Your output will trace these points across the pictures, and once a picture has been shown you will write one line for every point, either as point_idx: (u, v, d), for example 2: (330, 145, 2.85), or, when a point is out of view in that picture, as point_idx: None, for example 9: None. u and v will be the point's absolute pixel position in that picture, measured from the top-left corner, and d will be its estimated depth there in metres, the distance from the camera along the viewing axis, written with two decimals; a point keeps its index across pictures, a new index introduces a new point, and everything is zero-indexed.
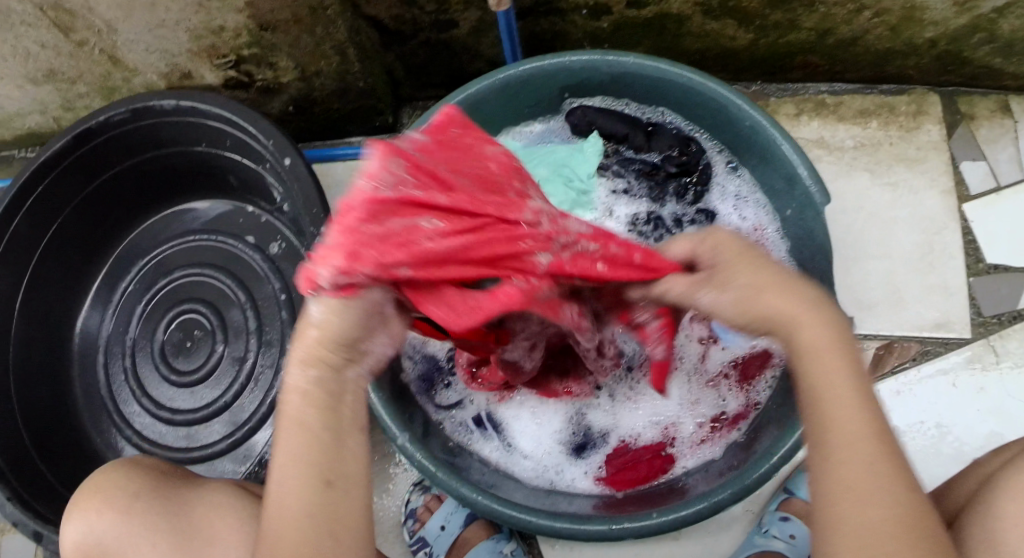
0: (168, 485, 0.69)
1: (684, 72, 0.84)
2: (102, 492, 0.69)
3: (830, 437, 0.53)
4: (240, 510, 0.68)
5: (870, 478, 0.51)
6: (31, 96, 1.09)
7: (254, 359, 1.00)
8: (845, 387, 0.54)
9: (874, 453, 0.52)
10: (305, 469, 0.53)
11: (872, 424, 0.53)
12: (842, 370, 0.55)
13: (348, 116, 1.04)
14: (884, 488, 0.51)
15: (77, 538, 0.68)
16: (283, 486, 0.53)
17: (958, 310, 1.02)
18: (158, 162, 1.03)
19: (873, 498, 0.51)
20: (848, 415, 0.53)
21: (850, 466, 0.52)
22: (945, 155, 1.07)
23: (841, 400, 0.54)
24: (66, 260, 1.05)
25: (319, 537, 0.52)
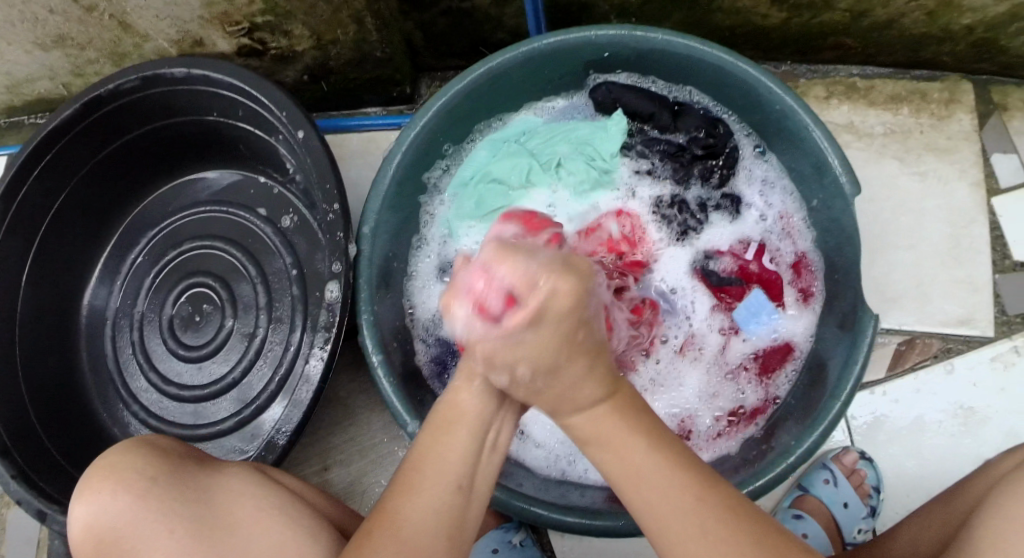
0: (186, 471, 0.66)
1: (716, 52, 0.81)
2: (119, 474, 0.64)
3: (639, 497, 0.53)
4: (264, 497, 0.66)
5: (718, 523, 0.52)
6: (40, 61, 1.07)
7: (263, 335, 0.97)
8: (637, 450, 0.53)
9: (693, 512, 0.52)
10: (443, 473, 0.55)
11: (683, 478, 0.53)
12: (620, 421, 0.54)
13: (365, 85, 1.01)
14: (690, 535, 0.52)
15: (86, 519, 0.63)
16: (405, 486, 0.55)
17: (983, 306, 0.99)
18: (169, 131, 1.01)
19: (689, 518, 0.52)
20: (644, 470, 0.53)
21: (671, 519, 0.52)
22: (976, 146, 1.03)
23: (635, 462, 0.53)
24: (74, 230, 1.03)
25: (436, 536, 0.54)
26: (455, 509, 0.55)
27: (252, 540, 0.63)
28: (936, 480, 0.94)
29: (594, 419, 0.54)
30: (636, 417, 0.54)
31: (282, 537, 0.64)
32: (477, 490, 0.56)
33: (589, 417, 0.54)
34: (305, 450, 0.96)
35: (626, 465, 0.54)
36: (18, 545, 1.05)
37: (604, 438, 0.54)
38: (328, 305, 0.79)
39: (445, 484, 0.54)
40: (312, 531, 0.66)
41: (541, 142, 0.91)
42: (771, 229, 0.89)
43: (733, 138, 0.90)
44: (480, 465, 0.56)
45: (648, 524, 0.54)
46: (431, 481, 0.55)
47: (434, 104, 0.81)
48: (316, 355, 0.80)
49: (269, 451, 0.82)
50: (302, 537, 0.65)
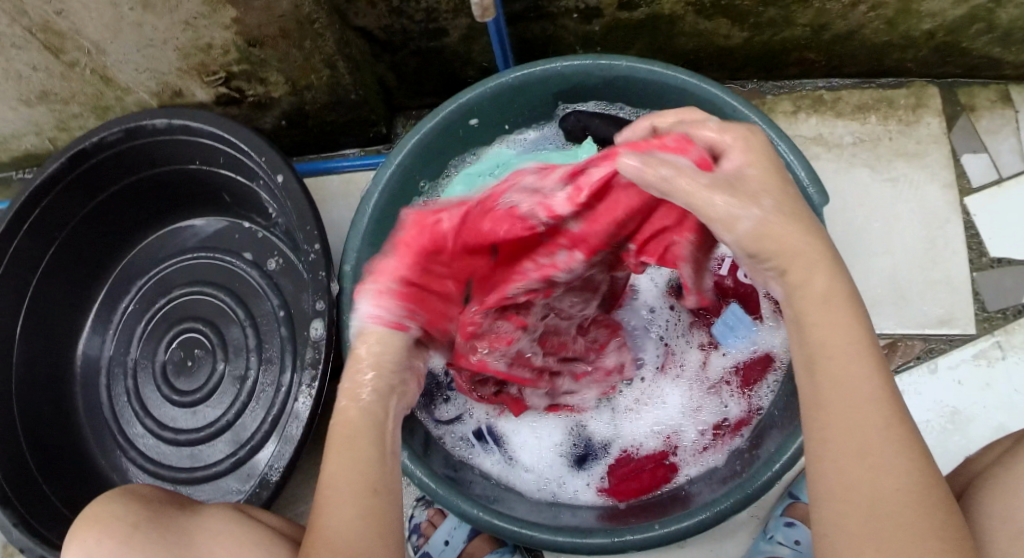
0: (165, 516, 0.67)
1: (679, 75, 0.83)
2: (101, 524, 0.66)
3: (837, 404, 0.51)
4: (240, 537, 0.68)
5: (895, 461, 0.50)
6: (26, 117, 1.09)
7: (255, 377, 0.99)
8: (853, 351, 0.51)
9: (876, 442, 0.50)
10: (352, 477, 0.56)
11: (887, 409, 0.51)
12: (855, 326, 0.52)
13: (341, 128, 1.04)
14: (862, 462, 0.50)
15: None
16: (323, 501, 0.55)
17: (962, 305, 1.01)
18: (154, 181, 1.03)
19: (881, 474, 0.49)
20: (850, 388, 0.51)
21: (854, 435, 0.50)
22: (946, 147, 1.05)
23: (846, 381, 0.51)
24: (66, 281, 1.05)
25: (365, 539, 0.53)
26: (376, 510, 0.55)
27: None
28: None
29: (826, 286, 0.53)
30: (863, 360, 0.52)
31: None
32: (393, 491, 0.57)
33: (820, 285, 0.53)
34: (301, 486, 0.97)
35: (831, 368, 0.52)
36: None
37: (815, 325, 0.53)
38: (313, 342, 0.82)
39: (355, 484, 0.55)
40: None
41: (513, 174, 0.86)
42: None
43: None
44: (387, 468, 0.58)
45: (823, 474, 0.51)
46: (348, 488, 0.55)
47: (408, 141, 0.84)
48: (304, 394, 0.82)
49: (262, 488, 0.84)
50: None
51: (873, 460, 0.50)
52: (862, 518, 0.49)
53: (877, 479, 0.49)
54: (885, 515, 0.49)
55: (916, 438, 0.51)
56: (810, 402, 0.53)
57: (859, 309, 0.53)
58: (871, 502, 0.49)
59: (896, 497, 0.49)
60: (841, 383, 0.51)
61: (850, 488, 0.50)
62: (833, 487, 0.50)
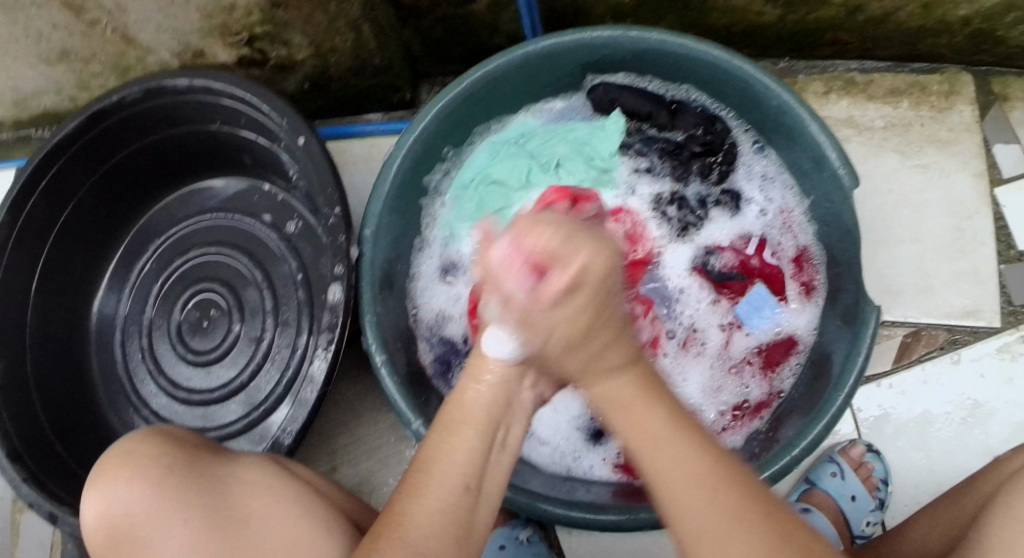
0: (199, 461, 0.66)
1: (711, 49, 0.81)
2: (133, 464, 0.64)
3: (661, 476, 0.58)
4: (273, 486, 0.67)
5: (760, 535, 0.55)
6: (45, 76, 1.08)
7: (270, 339, 0.98)
8: (659, 430, 0.59)
9: (722, 531, 0.55)
10: (452, 474, 0.59)
11: (714, 481, 0.57)
12: (654, 413, 0.60)
13: (365, 92, 1.02)
14: (728, 530, 0.55)
15: (102, 510, 0.64)
16: (413, 488, 0.59)
17: (988, 298, 0.99)
18: (173, 141, 1.02)
19: (726, 550, 0.55)
20: (679, 465, 0.58)
21: (689, 512, 0.56)
22: (977, 137, 1.03)
23: (665, 459, 0.58)
24: (82, 241, 1.04)
25: (445, 533, 0.57)
26: (462, 511, 0.58)
27: (265, 529, 0.64)
28: (944, 473, 0.94)
29: (620, 389, 0.61)
30: (663, 437, 0.59)
31: (292, 525, 0.65)
32: (482, 493, 0.60)
33: (605, 387, 0.62)
34: (312, 453, 0.97)
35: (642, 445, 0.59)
36: (32, 551, 1.06)
37: (621, 411, 0.61)
38: (331, 306, 0.81)
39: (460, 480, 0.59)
40: (324, 519, 0.67)
41: (541, 143, 0.91)
42: (771, 224, 0.89)
43: (731, 135, 0.90)
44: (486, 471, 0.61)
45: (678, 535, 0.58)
46: (441, 482, 0.58)
47: (434, 106, 0.82)
48: (321, 355, 0.81)
49: (276, 450, 0.83)
50: (312, 525, 0.66)
51: (724, 531, 0.56)
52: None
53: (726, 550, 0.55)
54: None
55: (766, 502, 0.58)
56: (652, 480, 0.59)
57: (652, 392, 0.62)
58: None
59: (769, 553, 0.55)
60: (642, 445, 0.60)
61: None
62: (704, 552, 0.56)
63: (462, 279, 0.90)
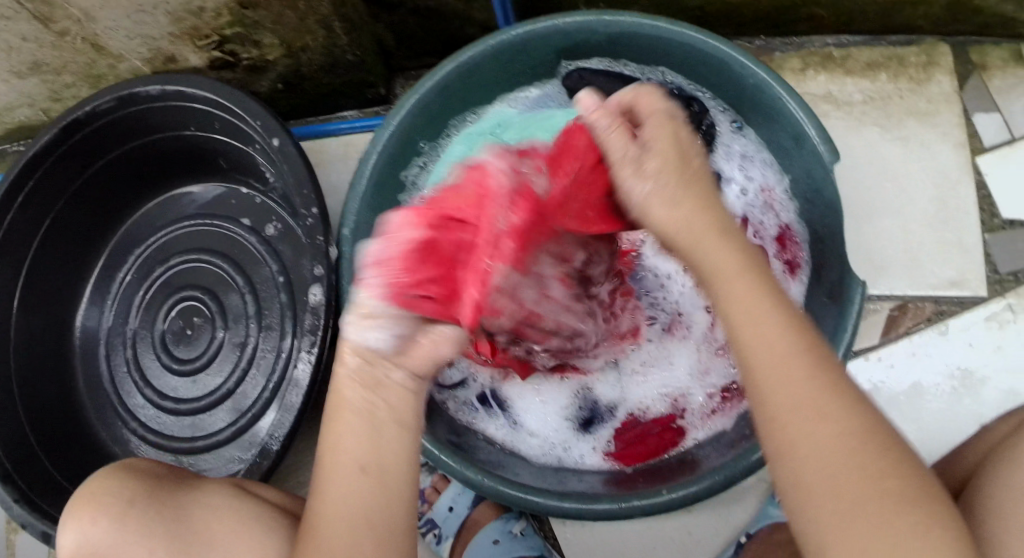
0: (164, 488, 0.66)
1: (685, 29, 0.80)
2: (95, 501, 0.65)
3: (761, 366, 0.53)
4: (238, 511, 0.67)
5: (855, 429, 0.49)
6: (17, 89, 1.07)
7: (255, 343, 0.98)
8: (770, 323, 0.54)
9: (821, 403, 0.50)
10: (354, 447, 0.55)
11: (820, 381, 0.51)
12: (767, 306, 0.54)
13: (340, 89, 1.01)
14: (814, 420, 0.50)
15: (72, 547, 0.65)
16: (331, 468, 0.55)
17: (974, 267, 0.99)
18: (148, 148, 1.01)
19: (823, 434, 0.49)
20: (780, 353, 0.52)
21: (778, 402, 0.51)
22: (957, 107, 1.03)
23: (769, 349, 0.53)
24: (63, 254, 1.03)
25: (369, 512, 0.54)
26: (382, 481, 0.55)
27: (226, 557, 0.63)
28: (937, 444, 0.94)
29: (741, 288, 0.55)
30: (783, 322, 0.54)
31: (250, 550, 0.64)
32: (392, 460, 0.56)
33: (724, 261, 0.57)
34: (304, 457, 0.96)
35: (750, 343, 0.53)
36: None
37: (730, 293, 0.56)
38: (313, 308, 0.80)
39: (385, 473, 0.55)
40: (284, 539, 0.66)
41: (515, 131, 0.88)
42: (752, 203, 0.89)
43: (709, 115, 0.89)
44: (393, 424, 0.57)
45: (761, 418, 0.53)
46: (346, 456, 0.55)
47: (407, 102, 0.81)
48: (304, 359, 0.80)
49: (263, 457, 0.83)
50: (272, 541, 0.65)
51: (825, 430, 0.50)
52: (832, 472, 0.49)
53: (818, 428, 0.50)
54: (854, 474, 0.48)
55: (860, 393, 0.52)
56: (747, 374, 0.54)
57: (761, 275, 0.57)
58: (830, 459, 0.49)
59: (859, 446, 0.49)
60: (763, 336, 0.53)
61: (795, 440, 0.50)
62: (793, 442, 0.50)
63: None
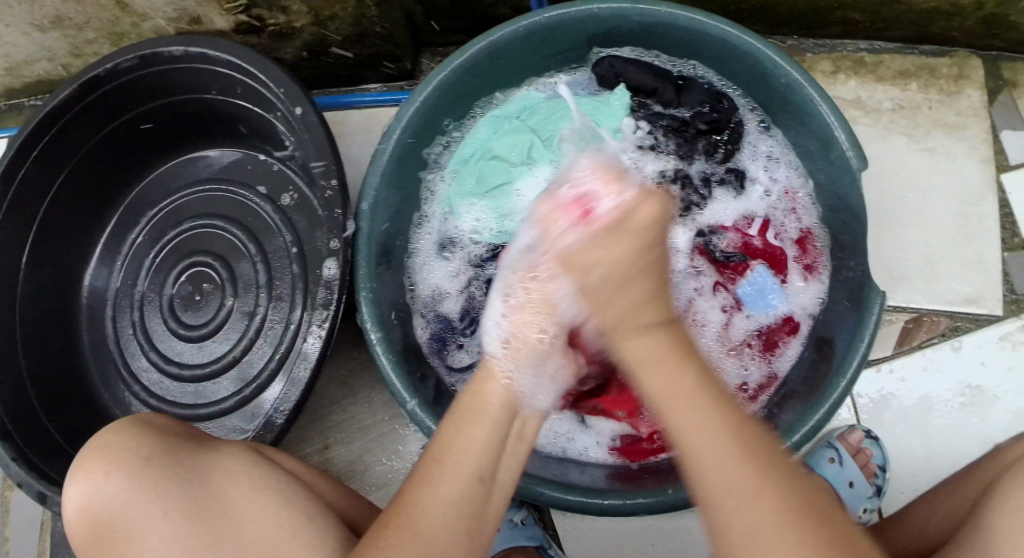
0: (179, 452, 0.66)
1: (721, 24, 0.79)
2: (111, 455, 0.64)
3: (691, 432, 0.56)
4: (253, 476, 0.67)
5: (783, 512, 0.52)
6: (39, 42, 1.06)
7: (264, 313, 0.97)
8: (694, 398, 0.57)
9: (729, 473, 0.54)
10: (467, 464, 0.58)
11: (735, 447, 0.54)
12: (684, 373, 0.58)
13: (364, 62, 1.00)
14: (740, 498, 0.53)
15: (82, 502, 0.64)
16: (428, 476, 0.57)
17: (992, 285, 0.98)
18: (167, 110, 1.00)
19: (744, 507, 0.53)
20: (703, 424, 0.56)
21: (701, 471, 0.55)
22: (986, 122, 1.02)
23: (700, 429, 0.55)
24: (75, 212, 1.03)
25: (456, 527, 0.56)
26: (475, 497, 0.57)
27: (246, 521, 0.63)
28: (946, 461, 0.93)
29: (649, 347, 0.59)
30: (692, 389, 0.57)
31: (269, 518, 0.64)
32: (497, 483, 0.59)
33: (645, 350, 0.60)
34: (306, 429, 0.96)
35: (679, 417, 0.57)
36: (21, 527, 1.06)
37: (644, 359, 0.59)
38: (326, 282, 0.78)
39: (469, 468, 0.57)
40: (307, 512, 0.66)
41: (543, 119, 0.87)
42: (775, 205, 0.88)
43: (738, 113, 0.88)
44: (501, 459, 0.60)
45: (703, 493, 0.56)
46: (454, 470, 0.57)
47: (436, 77, 0.80)
48: (314, 334, 0.78)
49: (267, 429, 0.81)
50: (294, 515, 0.65)
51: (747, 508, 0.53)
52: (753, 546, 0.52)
53: (744, 505, 0.53)
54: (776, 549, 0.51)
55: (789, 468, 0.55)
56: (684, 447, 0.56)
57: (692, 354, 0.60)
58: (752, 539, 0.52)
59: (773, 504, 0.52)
60: (679, 392, 0.57)
61: (726, 511, 0.53)
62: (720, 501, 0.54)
63: (459, 255, 0.88)
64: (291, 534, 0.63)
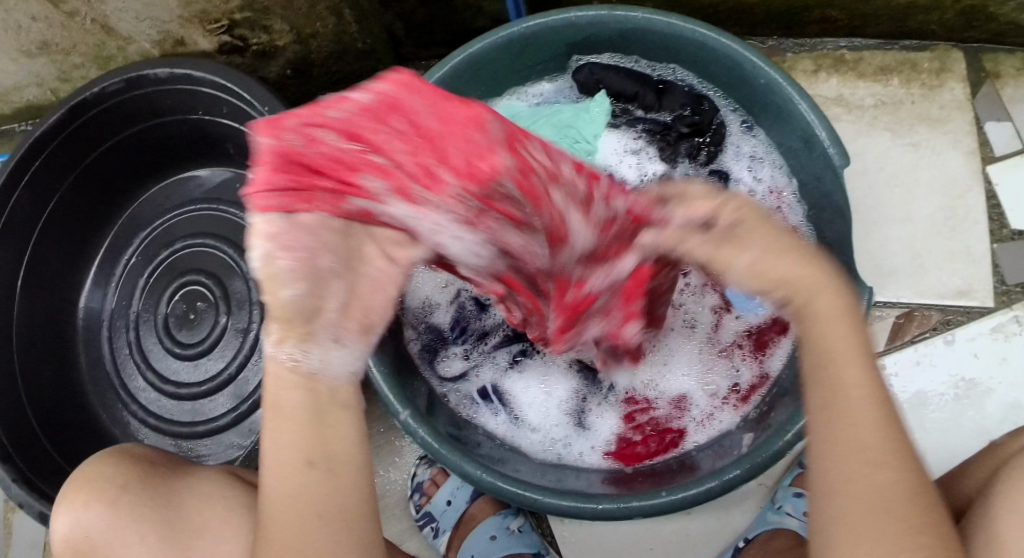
0: (153, 475, 0.66)
1: (697, 28, 0.80)
2: (88, 486, 0.65)
3: (837, 390, 0.51)
4: (224, 495, 0.67)
5: (901, 489, 0.48)
6: (27, 68, 1.07)
7: (258, 330, 0.97)
8: (854, 367, 0.51)
9: (869, 438, 0.49)
10: (301, 454, 0.50)
11: (873, 413, 0.50)
12: (847, 331, 0.53)
13: (348, 78, 1.01)
14: (855, 480, 0.48)
15: (65, 533, 0.64)
16: (281, 473, 0.50)
17: (981, 278, 0.98)
18: (156, 132, 1.01)
19: (863, 474, 0.48)
20: (851, 397, 0.50)
21: (830, 432, 0.50)
22: (969, 114, 1.02)
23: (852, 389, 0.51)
24: (68, 236, 1.03)
25: (309, 524, 0.49)
26: (313, 486, 0.50)
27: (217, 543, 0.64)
28: (940, 454, 0.93)
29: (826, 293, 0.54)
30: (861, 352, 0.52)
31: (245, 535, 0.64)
32: (338, 459, 0.51)
33: (828, 317, 0.53)
34: None
35: (827, 374, 0.52)
36: (25, 549, 1.06)
37: (818, 314, 0.54)
38: None
39: (305, 461, 0.50)
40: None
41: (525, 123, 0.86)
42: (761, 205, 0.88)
43: (719, 114, 0.89)
44: (325, 432, 0.51)
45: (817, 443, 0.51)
46: (278, 471, 0.50)
47: None
48: None
49: None
50: None
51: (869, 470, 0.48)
52: (861, 505, 0.47)
53: (858, 467, 0.48)
54: (884, 518, 0.47)
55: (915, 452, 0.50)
56: (819, 390, 0.52)
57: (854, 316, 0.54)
58: (859, 501, 0.48)
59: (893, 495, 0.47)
60: (832, 351, 0.52)
61: (850, 467, 0.48)
62: (833, 475, 0.49)
63: None
64: None
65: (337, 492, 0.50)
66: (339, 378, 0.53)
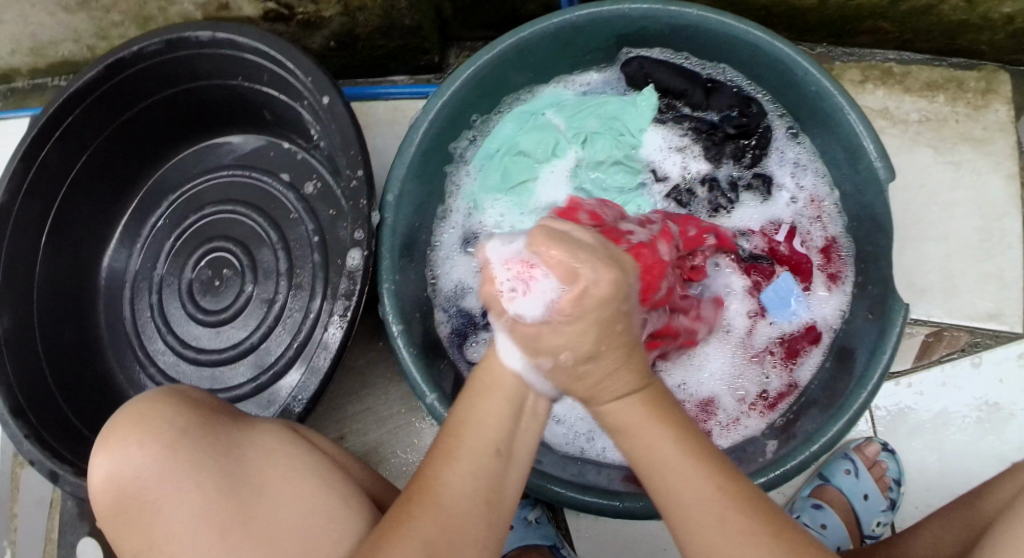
0: (216, 425, 0.64)
1: (753, 29, 0.79)
2: (145, 423, 0.62)
3: (637, 432, 0.53)
4: (287, 455, 0.65)
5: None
6: (66, 23, 1.06)
7: (283, 302, 0.97)
8: (659, 438, 0.52)
9: (717, 521, 0.50)
10: (487, 438, 0.53)
11: (719, 487, 0.51)
12: (637, 361, 0.53)
13: (392, 54, 1.00)
14: (705, 513, 0.51)
15: (108, 473, 0.61)
16: (447, 452, 0.53)
17: (1013, 303, 0.97)
18: (193, 95, 1.00)
19: (742, 554, 0.50)
20: (660, 440, 0.52)
21: (683, 509, 0.51)
22: (1012, 137, 1.01)
23: (654, 437, 0.52)
24: (97, 193, 1.03)
25: (470, 501, 0.52)
26: (495, 477, 0.54)
27: (277, 502, 0.62)
28: (960, 477, 0.92)
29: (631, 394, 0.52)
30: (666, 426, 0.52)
31: (303, 499, 0.63)
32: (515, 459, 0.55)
33: (594, 357, 0.53)
34: (320, 419, 0.96)
35: (634, 449, 0.53)
36: (32, 505, 1.06)
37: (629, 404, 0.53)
38: (348, 273, 0.77)
39: (484, 449, 0.53)
40: (344, 493, 0.66)
41: (570, 114, 0.88)
42: (801, 213, 0.87)
43: (766, 118, 0.87)
44: (517, 437, 0.55)
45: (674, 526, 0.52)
46: (471, 444, 0.53)
47: (464, 72, 0.80)
48: (335, 324, 0.78)
49: (285, 418, 0.81)
50: (329, 500, 0.64)
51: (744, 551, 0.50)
52: None
53: (738, 548, 0.50)
54: None
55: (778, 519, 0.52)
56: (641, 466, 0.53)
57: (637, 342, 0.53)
58: None
59: (726, 515, 0.50)
60: (637, 431, 0.52)
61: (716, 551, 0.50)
62: (668, 510, 0.52)
63: None
64: (324, 518, 0.63)
65: (487, 479, 0.53)
66: (518, 371, 0.54)
